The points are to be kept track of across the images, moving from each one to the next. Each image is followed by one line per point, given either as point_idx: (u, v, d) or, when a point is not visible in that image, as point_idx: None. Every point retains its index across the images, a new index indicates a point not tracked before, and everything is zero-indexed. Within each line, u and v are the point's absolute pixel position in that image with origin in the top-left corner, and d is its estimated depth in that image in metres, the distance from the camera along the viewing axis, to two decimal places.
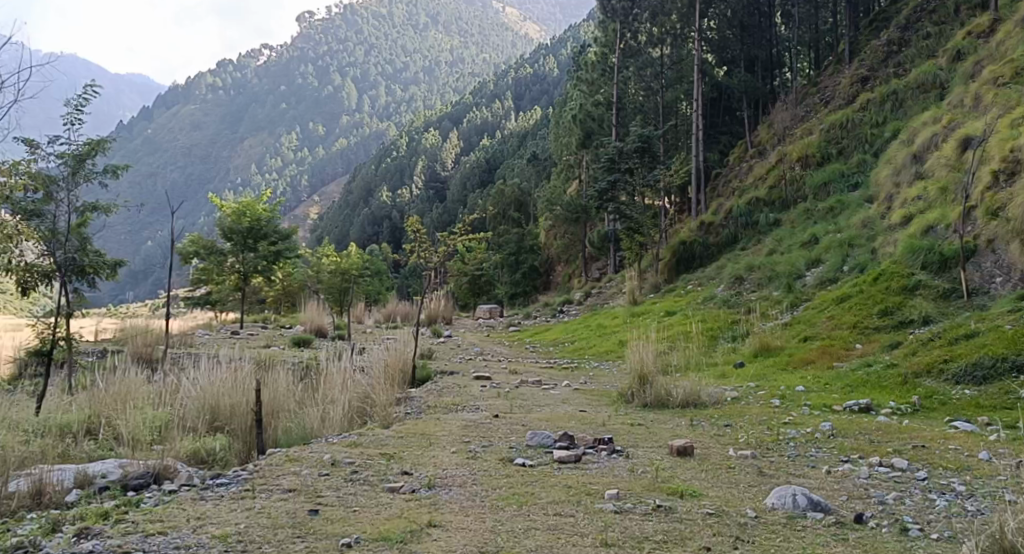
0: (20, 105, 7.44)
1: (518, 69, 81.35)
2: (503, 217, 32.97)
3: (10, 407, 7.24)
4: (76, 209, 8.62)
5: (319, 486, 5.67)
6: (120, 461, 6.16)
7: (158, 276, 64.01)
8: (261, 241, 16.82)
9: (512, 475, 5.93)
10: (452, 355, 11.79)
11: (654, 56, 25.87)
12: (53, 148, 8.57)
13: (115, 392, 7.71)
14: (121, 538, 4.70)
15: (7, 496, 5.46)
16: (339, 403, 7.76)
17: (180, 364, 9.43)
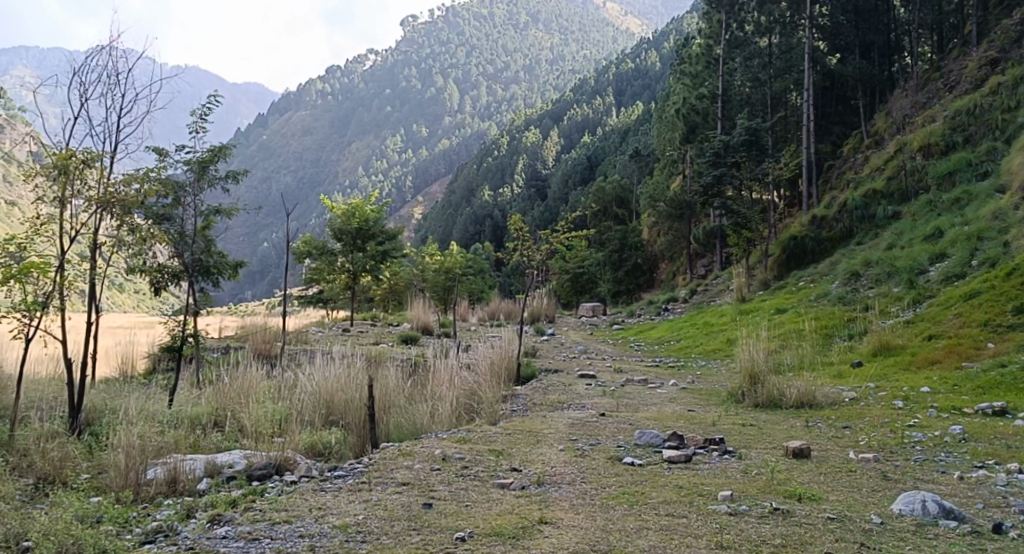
0: (152, 115, 8.07)
1: (620, 63, 80.54)
2: (605, 214, 32.79)
3: (147, 400, 7.75)
4: (202, 213, 9.12)
5: (432, 480, 5.80)
6: (245, 452, 6.48)
7: (275, 276, 67.06)
8: (369, 241, 17.36)
9: (621, 474, 5.90)
10: (556, 353, 11.84)
11: (762, 46, 25.18)
12: (179, 156, 9.09)
13: (238, 386, 8.13)
14: (250, 525, 4.93)
15: (145, 483, 5.82)
16: (447, 399, 7.90)
17: (296, 360, 9.83)
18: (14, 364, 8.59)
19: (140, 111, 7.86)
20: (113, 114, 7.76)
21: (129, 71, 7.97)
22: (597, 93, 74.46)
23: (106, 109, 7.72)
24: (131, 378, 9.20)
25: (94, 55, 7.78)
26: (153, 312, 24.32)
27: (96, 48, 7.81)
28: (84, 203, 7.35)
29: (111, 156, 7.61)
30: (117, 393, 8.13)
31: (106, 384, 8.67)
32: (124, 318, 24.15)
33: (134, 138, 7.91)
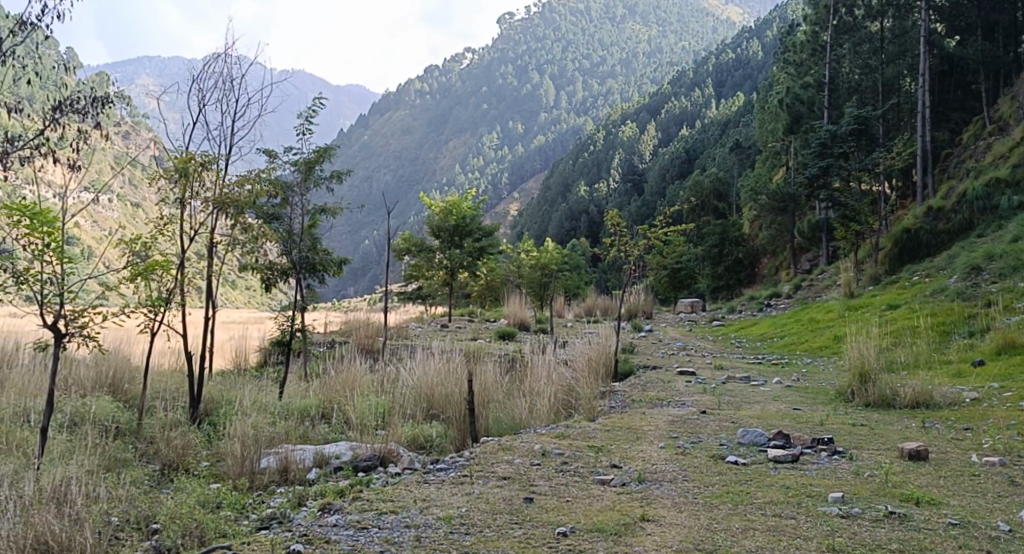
0: (263, 118, 8.47)
1: (720, 54, 78.65)
2: (703, 209, 32.15)
3: (259, 392, 8.11)
4: (308, 212, 9.44)
5: (531, 475, 5.83)
6: (350, 444, 6.67)
7: (376, 273, 68.93)
8: (466, 238, 17.64)
9: (724, 473, 5.78)
10: (654, 350, 11.69)
11: (873, 31, 24.18)
12: (288, 157, 9.35)
13: (342, 380, 8.38)
14: (358, 514, 5.08)
15: (259, 472, 6.07)
16: (545, 395, 7.92)
17: (397, 355, 10.07)
18: (139, 357, 9.13)
19: (252, 115, 8.25)
20: (229, 118, 8.13)
21: (243, 76, 8.37)
22: (696, 85, 73.05)
23: (222, 113, 8.11)
24: (244, 371, 9.63)
25: (212, 63, 8.19)
26: (264, 308, 25.48)
27: (213, 55, 8.22)
28: (201, 204, 7.76)
29: (226, 159, 7.99)
30: (233, 385, 8.53)
31: (223, 376, 9.11)
32: (237, 314, 25.38)
33: (246, 140, 8.29)
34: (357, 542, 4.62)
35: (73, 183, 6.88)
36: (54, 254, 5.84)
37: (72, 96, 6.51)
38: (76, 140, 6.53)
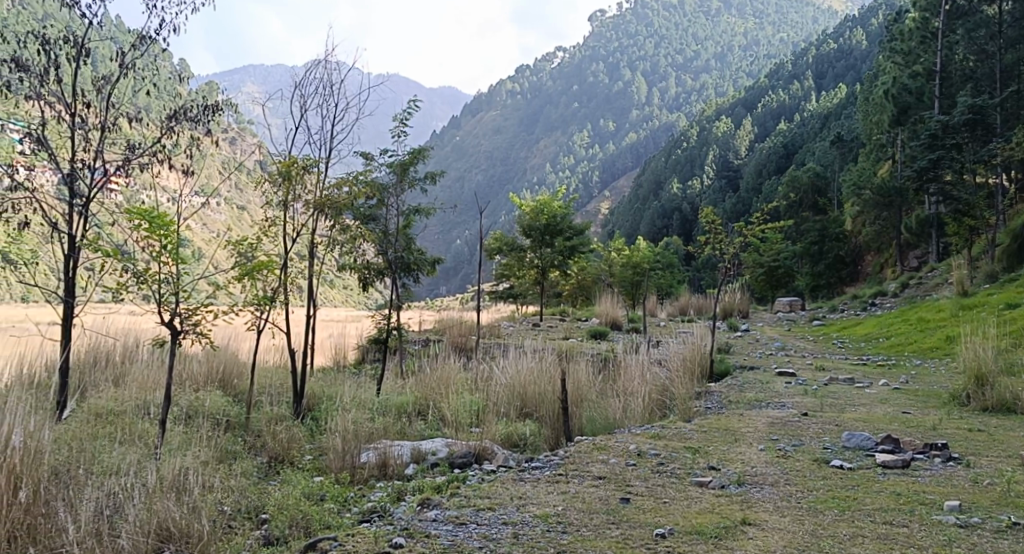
0: (360, 122, 8.70)
1: (822, 45, 75.74)
2: (803, 205, 31.13)
3: (358, 388, 8.33)
4: (403, 213, 9.65)
5: (627, 475, 5.77)
6: (446, 440, 6.76)
7: (468, 273, 69.56)
8: (557, 236, 17.58)
9: (830, 477, 5.58)
10: (752, 350, 11.40)
11: (989, 15, 22.90)
12: (384, 159, 9.54)
13: (437, 378, 8.51)
14: (456, 510, 5.13)
15: (359, 466, 6.22)
16: (639, 395, 7.82)
17: (490, 353, 10.16)
18: (246, 353, 9.52)
19: (351, 119, 8.49)
20: (328, 122, 8.38)
21: (341, 82, 8.61)
22: (795, 78, 70.62)
23: (322, 118, 8.35)
24: (344, 368, 9.91)
25: (312, 69, 8.47)
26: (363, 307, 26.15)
27: (313, 62, 8.50)
28: (302, 206, 8.03)
29: (326, 162, 8.24)
30: (333, 381, 8.79)
31: (324, 372, 9.41)
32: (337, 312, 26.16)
33: (345, 143, 8.54)
34: (457, 537, 4.68)
35: (186, 187, 7.25)
36: (170, 254, 6.16)
37: (185, 104, 6.86)
38: (188, 147, 6.86)
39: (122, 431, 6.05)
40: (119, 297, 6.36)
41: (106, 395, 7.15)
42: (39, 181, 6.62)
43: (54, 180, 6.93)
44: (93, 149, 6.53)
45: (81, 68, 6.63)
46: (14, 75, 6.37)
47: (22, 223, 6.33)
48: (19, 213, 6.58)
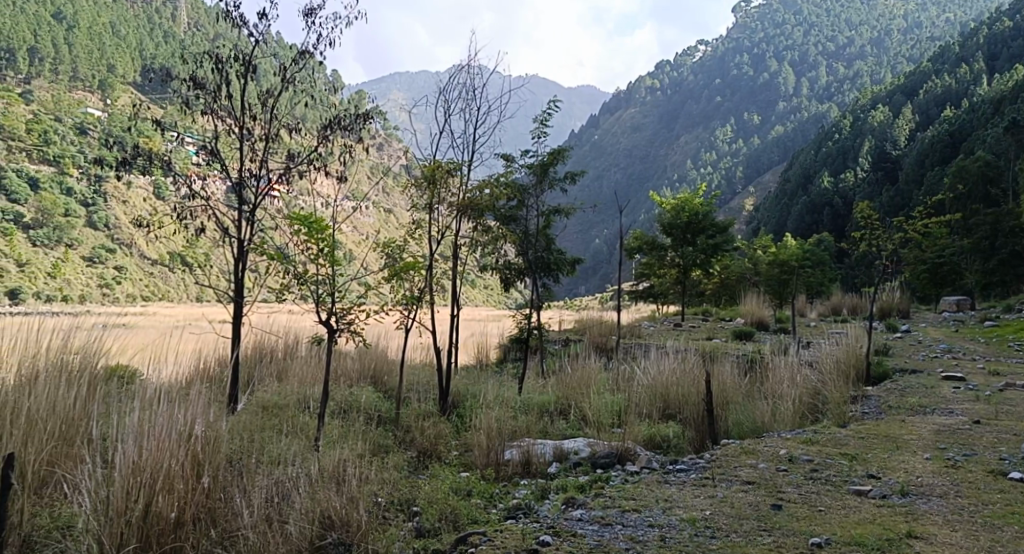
0: (502, 124, 8.88)
1: (994, 24, 69.39)
2: (972, 198, 28.79)
3: (501, 387, 8.48)
4: (543, 213, 9.71)
5: (778, 481, 5.55)
6: (588, 440, 6.72)
7: (608, 272, 68.67)
8: (699, 234, 17.13)
9: (1008, 491, 5.14)
10: (913, 352, 10.68)
11: None
12: (524, 161, 9.58)
13: (577, 378, 8.49)
14: (602, 510, 5.11)
15: (503, 463, 6.31)
16: (789, 397, 7.51)
17: (631, 354, 10.03)
18: (395, 351, 9.93)
19: (493, 122, 8.70)
20: (471, 126, 8.61)
21: (483, 86, 8.81)
22: (963, 59, 64.82)
23: (465, 122, 8.59)
24: (486, 366, 10.12)
25: (455, 74, 8.67)
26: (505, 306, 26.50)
27: (456, 67, 8.69)
28: (446, 209, 8.24)
29: (468, 165, 8.44)
30: (477, 379, 8.98)
31: (468, 371, 9.63)
32: (481, 311, 26.71)
33: (487, 146, 8.72)
34: (603, 537, 4.67)
35: (341, 193, 7.63)
36: (325, 257, 6.49)
37: (340, 114, 7.21)
38: (342, 155, 7.21)
39: (286, 423, 6.45)
40: (282, 298, 6.76)
41: (271, 389, 7.66)
42: (211, 190, 7.20)
43: (226, 189, 7.52)
44: (259, 160, 7.02)
45: (249, 84, 7.12)
46: (191, 93, 6.94)
47: (198, 229, 6.91)
48: (197, 221, 7.19)
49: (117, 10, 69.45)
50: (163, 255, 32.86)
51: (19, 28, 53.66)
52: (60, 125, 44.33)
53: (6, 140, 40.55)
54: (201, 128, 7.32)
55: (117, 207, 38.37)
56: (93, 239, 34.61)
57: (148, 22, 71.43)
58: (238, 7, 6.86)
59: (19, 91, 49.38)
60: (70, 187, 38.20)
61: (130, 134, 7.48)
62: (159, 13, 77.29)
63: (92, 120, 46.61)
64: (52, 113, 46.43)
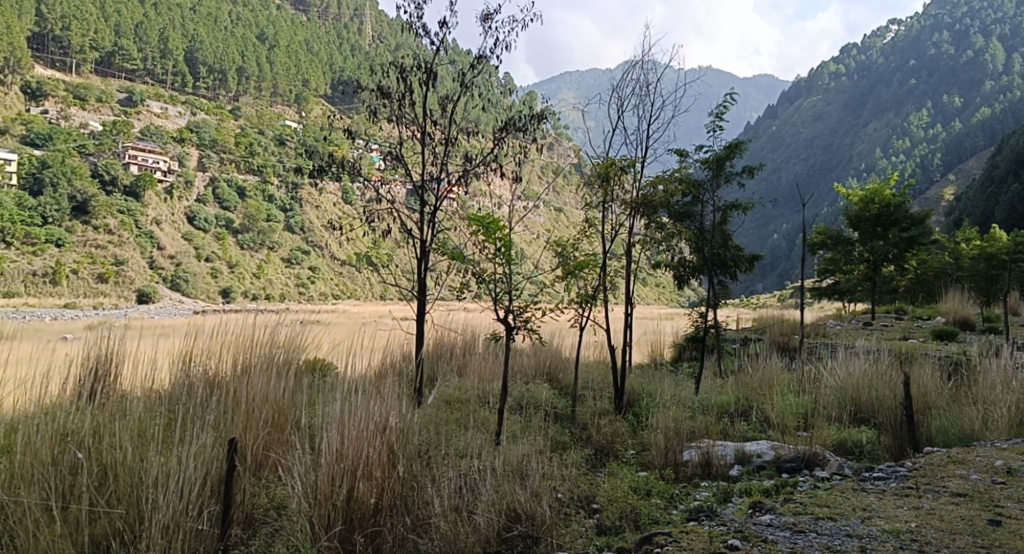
0: (676, 120, 8.65)
1: None
2: None
3: (677, 387, 8.30)
4: (720, 208, 9.38)
5: (995, 495, 5.08)
6: (772, 443, 6.42)
7: (787, 269, 65.25)
8: (891, 228, 15.91)
9: None
10: None
11: None
12: (700, 156, 9.27)
13: (757, 378, 8.13)
14: (793, 516, 4.90)
15: (683, 463, 6.15)
16: (1003, 403, 6.82)
17: (816, 354, 9.50)
18: (569, 349, 10.02)
19: (667, 117, 8.51)
20: (644, 122, 8.51)
21: (657, 82, 8.63)
22: None
23: (639, 118, 8.51)
24: (661, 365, 9.96)
25: (629, 71, 8.63)
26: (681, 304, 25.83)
27: (630, 63, 8.63)
28: (620, 205, 8.19)
29: (642, 161, 8.37)
30: (652, 378, 8.86)
31: (642, 370, 9.54)
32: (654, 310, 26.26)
33: (661, 142, 8.60)
34: (796, 545, 4.50)
35: (517, 191, 7.78)
36: (502, 257, 6.64)
37: (515, 115, 7.35)
38: (517, 156, 7.35)
39: (468, 417, 6.69)
40: (462, 296, 6.99)
41: (453, 384, 7.97)
42: (395, 194, 7.61)
43: (408, 191, 7.91)
44: (440, 163, 7.33)
45: (430, 92, 7.42)
46: (377, 102, 7.33)
47: (385, 230, 7.29)
48: (383, 223, 7.59)
49: (312, 28, 74.83)
50: (351, 256, 34.92)
51: (229, 50, 59.17)
52: (264, 138, 48.39)
53: (219, 153, 44.83)
54: (385, 135, 7.74)
55: (310, 211, 41.30)
56: (290, 241, 37.45)
57: (337, 38, 76.24)
58: (420, 17, 7.14)
59: (229, 108, 54.48)
60: (271, 194, 41.58)
61: (323, 142, 8.02)
62: (347, 29, 82.42)
63: (289, 132, 50.45)
64: (256, 127, 50.76)
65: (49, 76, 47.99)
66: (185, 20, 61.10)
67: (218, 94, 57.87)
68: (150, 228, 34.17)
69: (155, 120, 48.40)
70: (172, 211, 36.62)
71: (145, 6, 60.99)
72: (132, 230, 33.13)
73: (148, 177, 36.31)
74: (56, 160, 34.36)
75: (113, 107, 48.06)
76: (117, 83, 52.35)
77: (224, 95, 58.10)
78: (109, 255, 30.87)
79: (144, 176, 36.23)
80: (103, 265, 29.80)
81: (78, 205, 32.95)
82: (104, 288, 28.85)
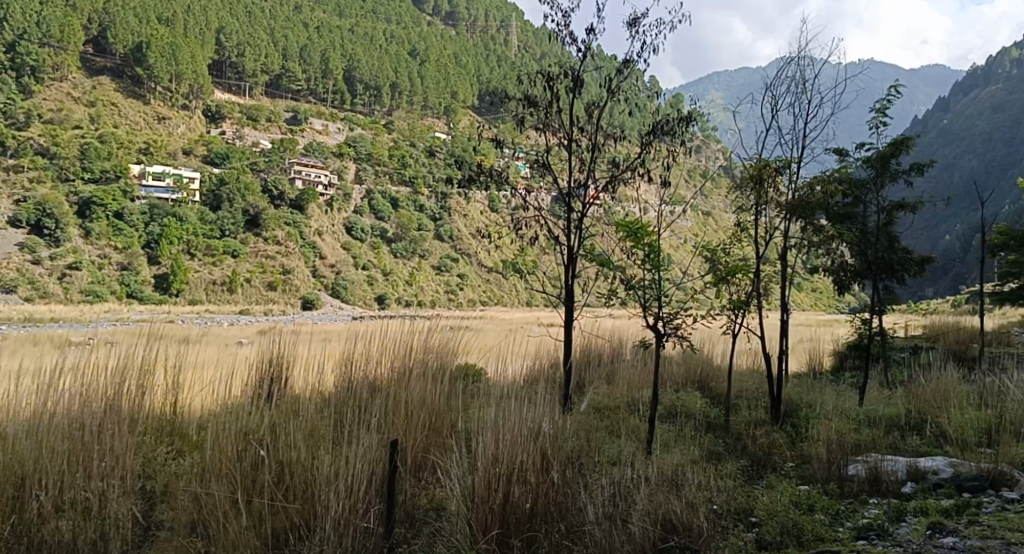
0: (836, 117, 8.19)
1: None
2: None
3: (839, 397, 7.84)
4: (885, 209, 8.78)
5: None
6: (951, 459, 5.96)
7: (962, 271, 60.17)
8: None
9: None
10: None
11: None
12: (860, 154, 8.72)
13: (931, 389, 7.54)
14: (980, 540, 4.67)
15: (848, 478, 5.79)
16: None
17: (999, 364, 8.73)
18: (721, 357, 9.73)
19: (826, 114, 8.07)
20: (800, 120, 8.13)
21: (815, 79, 8.23)
22: None
23: (794, 117, 8.13)
24: (820, 375, 9.46)
25: (784, 68, 8.28)
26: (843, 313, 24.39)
27: (785, 60, 8.29)
28: (774, 209, 7.84)
29: (798, 161, 7.99)
30: (811, 388, 8.42)
31: (800, 379, 9.09)
32: (815, 317, 24.96)
33: (819, 140, 8.18)
34: None
35: (664, 195, 7.65)
36: (650, 262, 6.52)
37: (663, 118, 7.24)
38: (665, 159, 7.21)
39: (617, 425, 6.62)
40: (610, 302, 6.91)
41: (601, 391, 7.93)
42: (540, 201, 7.66)
43: (554, 198, 7.94)
44: (586, 169, 7.32)
45: (577, 99, 7.43)
46: (524, 111, 7.43)
47: (532, 237, 7.36)
48: (529, 231, 7.66)
49: (461, 42, 76.94)
50: (498, 263, 35.46)
51: (384, 68, 61.82)
52: (416, 150, 50.18)
53: (374, 166, 46.96)
54: (531, 144, 7.82)
55: (459, 220, 42.30)
56: (440, 250, 38.53)
57: (485, 50, 77.90)
58: (566, 26, 7.17)
59: (383, 123, 57.01)
60: (423, 204, 43.01)
61: (471, 153, 8.22)
62: (495, 41, 84.08)
63: (439, 143, 52.02)
64: (408, 140, 52.72)
65: (226, 100, 52.15)
66: (344, 42, 64.58)
67: (373, 110, 60.64)
68: (313, 238, 36.28)
69: (317, 137, 51.39)
70: (332, 222, 38.70)
71: (309, 31, 65.02)
72: (297, 240, 35.35)
73: (311, 191, 38.59)
74: (232, 177, 37.26)
75: (281, 126, 51.41)
76: (284, 104, 56.10)
77: (379, 110, 60.78)
78: (278, 265, 33.20)
79: (307, 190, 38.52)
80: (272, 275, 32.12)
81: (251, 218, 35.60)
82: (273, 296, 31.12)
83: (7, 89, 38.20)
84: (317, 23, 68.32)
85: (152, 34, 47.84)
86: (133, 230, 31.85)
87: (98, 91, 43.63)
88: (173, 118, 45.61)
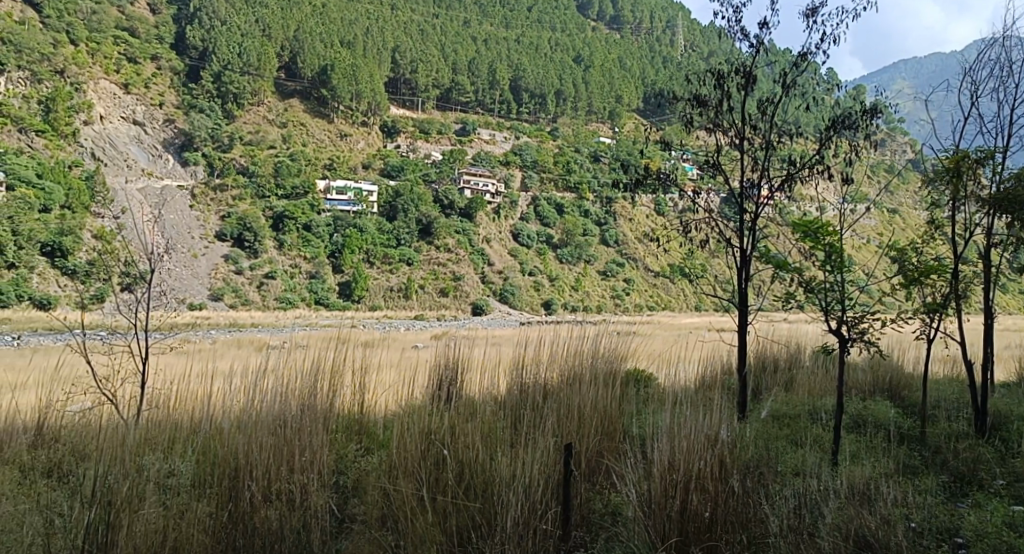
0: None
1: None
2: None
3: None
4: None
5: None
6: None
7: None
8: None
9: None
10: None
11: None
12: None
13: None
14: None
15: None
16: None
17: None
18: (912, 363, 9.05)
19: None
20: (1006, 106, 7.40)
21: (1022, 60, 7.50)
22: None
23: (998, 103, 7.42)
24: None
25: (986, 50, 7.61)
26: None
27: (988, 42, 7.62)
28: (974, 204, 7.18)
29: (1003, 151, 7.27)
30: (1022, 400, 7.63)
31: (1008, 389, 8.26)
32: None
33: None
34: None
35: (845, 193, 7.20)
36: (833, 263, 6.15)
37: (845, 112, 6.84)
38: (847, 155, 6.80)
39: (798, 434, 6.30)
40: (790, 305, 6.58)
41: (780, 398, 7.60)
42: (710, 203, 7.46)
43: (724, 199, 7.70)
44: (760, 169, 7.01)
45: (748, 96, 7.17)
46: (692, 112, 7.29)
47: (703, 240, 7.18)
48: (699, 233, 7.48)
49: (625, 46, 76.50)
50: (666, 268, 34.80)
51: (549, 76, 62.52)
52: (580, 156, 50.40)
53: (540, 173, 47.53)
54: (700, 144, 7.63)
55: (625, 224, 41.95)
56: (606, 255, 38.34)
57: (650, 51, 76.93)
58: (737, 22, 6.95)
59: (548, 131, 57.79)
60: (588, 209, 43.01)
61: (637, 157, 8.15)
62: (659, 42, 82.89)
63: (603, 148, 51.93)
64: (573, 146, 53.00)
65: (401, 115, 54.45)
66: (510, 53, 66.15)
67: (538, 118, 61.50)
68: (483, 245, 37.21)
69: (484, 146, 52.72)
70: (500, 230, 39.58)
71: (476, 45, 67.12)
72: (467, 248, 36.36)
73: (479, 200, 39.69)
74: (407, 188, 39.10)
75: (451, 137, 53.02)
76: (454, 115, 58.09)
77: (545, 117, 61.49)
78: (449, 272, 34.43)
79: (475, 199, 39.59)
80: (444, 281, 33.36)
81: (424, 227, 37.17)
82: (445, 302, 32.35)
83: (213, 115, 42.77)
84: (484, 36, 70.39)
85: (335, 57, 51.27)
86: (320, 241, 34.21)
87: (289, 112, 47.31)
88: (353, 134, 48.32)
